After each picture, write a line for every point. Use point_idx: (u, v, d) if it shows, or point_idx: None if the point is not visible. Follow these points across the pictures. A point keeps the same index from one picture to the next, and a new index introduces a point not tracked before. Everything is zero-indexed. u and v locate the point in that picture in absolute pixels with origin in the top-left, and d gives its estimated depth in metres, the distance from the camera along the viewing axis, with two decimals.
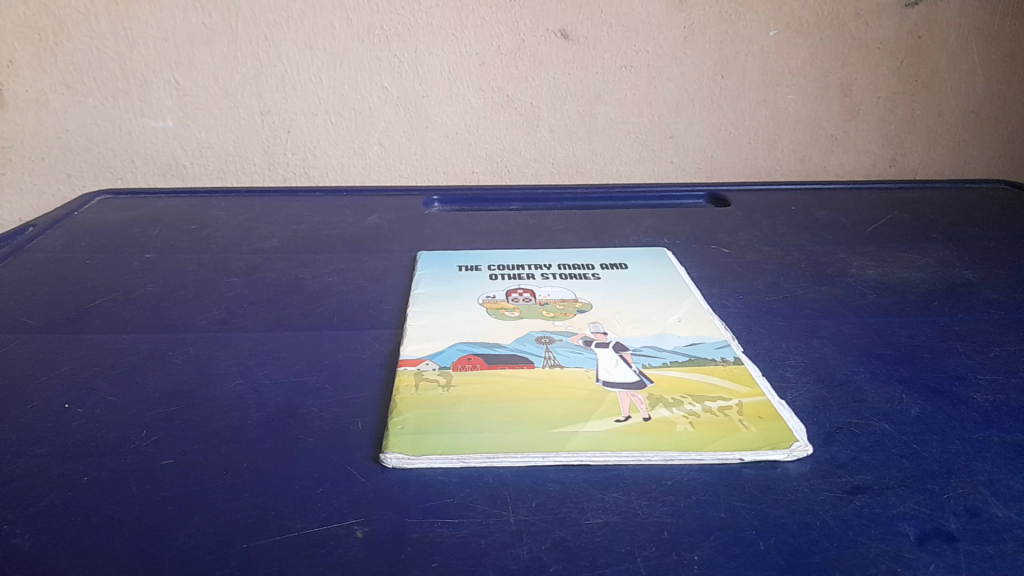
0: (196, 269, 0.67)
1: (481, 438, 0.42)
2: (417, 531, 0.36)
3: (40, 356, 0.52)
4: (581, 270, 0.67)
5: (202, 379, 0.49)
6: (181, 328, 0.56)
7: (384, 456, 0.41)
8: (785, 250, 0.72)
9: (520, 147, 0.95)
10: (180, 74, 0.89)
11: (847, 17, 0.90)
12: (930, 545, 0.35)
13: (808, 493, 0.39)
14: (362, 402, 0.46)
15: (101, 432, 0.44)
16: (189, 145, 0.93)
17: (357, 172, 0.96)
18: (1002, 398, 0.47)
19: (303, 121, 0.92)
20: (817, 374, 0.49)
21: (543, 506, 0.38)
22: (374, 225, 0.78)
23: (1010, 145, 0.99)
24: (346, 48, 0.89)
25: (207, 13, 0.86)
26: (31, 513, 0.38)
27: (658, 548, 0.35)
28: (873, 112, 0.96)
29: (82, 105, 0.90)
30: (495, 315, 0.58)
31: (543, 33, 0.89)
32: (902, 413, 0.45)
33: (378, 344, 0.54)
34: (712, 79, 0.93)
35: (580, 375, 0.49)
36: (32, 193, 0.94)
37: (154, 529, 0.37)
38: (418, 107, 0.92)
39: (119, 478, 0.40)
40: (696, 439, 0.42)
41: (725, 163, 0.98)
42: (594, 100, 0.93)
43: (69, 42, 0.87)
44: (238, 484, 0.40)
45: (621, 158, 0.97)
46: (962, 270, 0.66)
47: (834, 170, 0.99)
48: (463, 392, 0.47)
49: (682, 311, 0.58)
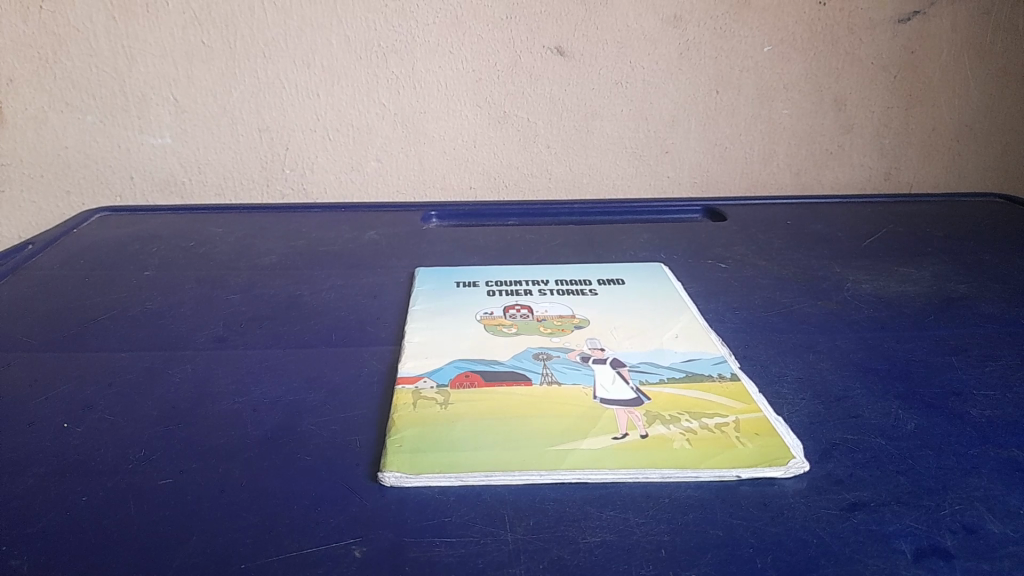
0: (195, 286, 0.67)
1: (479, 456, 0.42)
2: (415, 551, 0.36)
3: (39, 373, 0.52)
4: (579, 286, 0.67)
5: (201, 397, 0.49)
6: (180, 346, 0.56)
7: (382, 475, 0.41)
8: (781, 264, 0.72)
9: (517, 162, 0.96)
10: (179, 91, 0.89)
11: (841, 32, 0.91)
12: (926, 562, 0.35)
13: (805, 510, 0.39)
14: (360, 420, 0.47)
15: (100, 451, 0.44)
16: (188, 161, 0.93)
17: (355, 188, 0.96)
18: (998, 413, 0.47)
19: (302, 137, 0.93)
20: (814, 389, 0.50)
21: (541, 524, 0.38)
22: (372, 241, 0.79)
23: (1004, 158, 1.00)
24: (344, 64, 0.89)
25: (206, 31, 0.87)
26: (30, 532, 0.38)
27: (655, 566, 0.35)
28: (868, 126, 0.97)
29: (81, 122, 0.90)
30: (493, 331, 0.58)
31: (540, 50, 0.90)
32: (898, 429, 0.45)
33: (377, 361, 0.54)
34: (707, 95, 0.94)
35: (578, 391, 0.49)
36: (31, 210, 0.95)
37: (153, 549, 0.37)
38: (416, 123, 0.93)
39: (118, 497, 0.40)
40: (693, 456, 0.42)
41: (721, 177, 0.99)
42: (590, 115, 0.94)
43: (69, 59, 0.87)
44: (237, 503, 0.40)
45: (618, 172, 0.98)
46: (957, 284, 0.67)
47: (830, 184, 1.00)
48: (461, 409, 0.47)
49: (679, 326, 0.58)
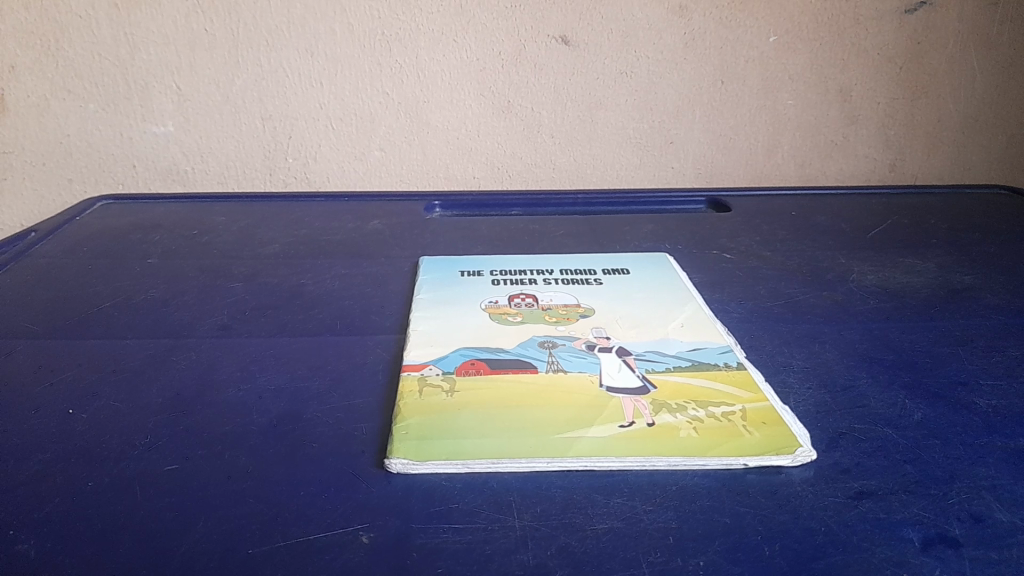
0: (199, 275, 0.67)
1: (486, 444, 0.42)
2: (422, 538, 0.36)
3: (43, 361, 0.52)
4: (583, 275, 0.67)
5: (205, 385, 0.49)
6: (184, 334, 0.56)
7: (388, 462, 0.41)
8: (786, 255, 0.72)
9: (520, 152, 0.96)
10: (181, 79, 0.89)
11: (847, 22, 0.91)
12: (934, 551, 0.35)
13: (812, 499, 0.39)
14: (365, 408, 0.46)
15: (105, 438, 0.44)
16: (190, 150, 0.93)
17: (357, 178, 0.96)
18: (1005, 404, 0.47)
19: (304, 126, 0.92)
20: (819, 379, 0.50)
21: (547, 512, 0.38)
22: (375, 230, 0.78)
23: (1009, 150, 1.00)
24: (347, 53, 0.89)
25: (208, 19, 0.86)
26: (35, 519, 0.38)
27: (663, 554, 0.35)
28: (873, 117, 0.96)
29: (83, 110, 0.90)
30: (498, 320, 0.58)
31: (544, 39, 0.90)
32: (904, 418, 0.45)
33: (381, 349, 0.54)
34: (712, 85, 0.93)
35: (584, 380, 0.49)
36: (32, 198, 0.94)
37: (160, 536, 0.36)
38: (419, 112, 0.93)
39: (122, 485, 0.40)
40: (700, 444, 0.42)
41: (725, 168, 0.99)
42: (594, 105, 0.94)
43: (70, 47, 0.87)
44: (243, 490, 0.40)
45: (621, 163, 0.97)
46: (963, 275, 0.67)
47: (834, 175, 1.00)
48: (467, 398, 0.47)
49: (685, 317, 0.58)
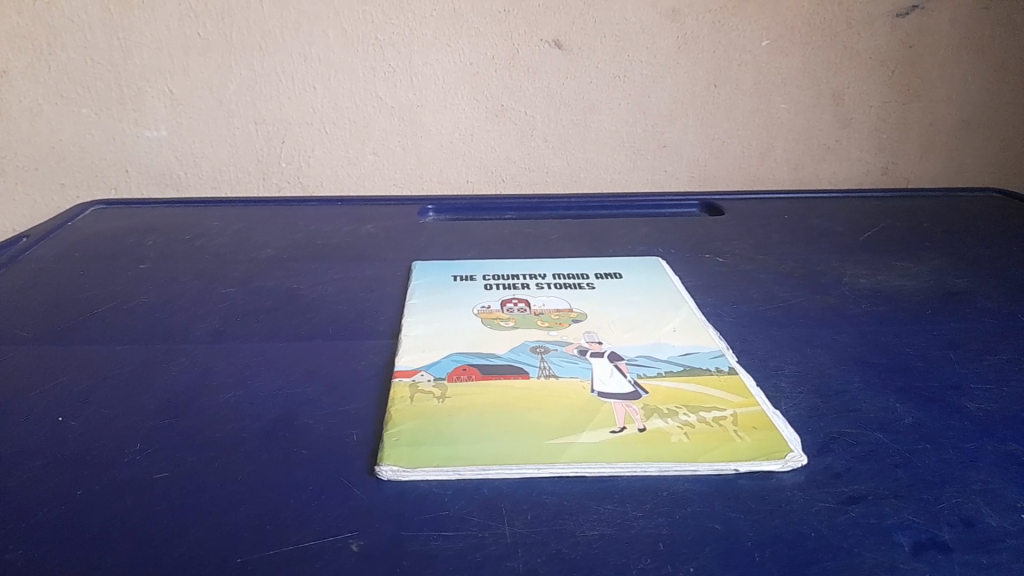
0: (192, 279, 0.67)
1: (477, 449, 0.42)
2: (413, 544, 0.36)
3: (34, 368, 0.52)
4: (576, 280, 0.67)
5: (197, 391, 0.49)
6: (177, 340, 0.56)
7: (380, 469, 0.41)
8: (779, 258, 0.72)
9: (514, 156, 0.96)
10: (175, 84, 0.89)
11: (840, 26, 0.91)
12: (925, 556, 0.35)
13: (804, 503, 0.39)
14: (357, 413, 0.46)
15: (96, 445, 0.44)
16: (183, 155, 0.93)
17: (351, 182, 0.96)
18: (996, 407, 0.47)
19: (298, 130, 0.92)
20: (811, 383, 0.50)
21: (538, 518, 0.38)
22: (368, 235, 0.78)
23: (1001, 153, 1.00)
24: (341, 58, 0.89)
25: (202, 23, 0.86)
26: (25, 526, 0.37)
27: (654, 559, 0.35)
28: (866, 120, 0.97)
29: (76, 114, 0.90)
30: (491, 324, 0.58)
31: (538, 43, 0.90)
32: (896, 423, 0.45)
33: (373, 354, 0.54)
34: (705, 88, 0.93)
35: (576, 385, 0.49)
36: (25, 203, 0.94)
37: (150, 543, 0.36)
38: (413, 116, 0.93)
39: (113, 491, 0.40)
40: (691, 449, 0.42)
41: (719, 171, 0.99)
42: (588, 109, 0.94)
43: (63, 51, 0.87)
44: (234, 496, 0.39)
45: (615, 166, 0.97)
46: (956, 278, 0.67)
47: (827, 178, 1.00)
48: (458, 403, 0.47)
49: (678, 321, 0.58)
